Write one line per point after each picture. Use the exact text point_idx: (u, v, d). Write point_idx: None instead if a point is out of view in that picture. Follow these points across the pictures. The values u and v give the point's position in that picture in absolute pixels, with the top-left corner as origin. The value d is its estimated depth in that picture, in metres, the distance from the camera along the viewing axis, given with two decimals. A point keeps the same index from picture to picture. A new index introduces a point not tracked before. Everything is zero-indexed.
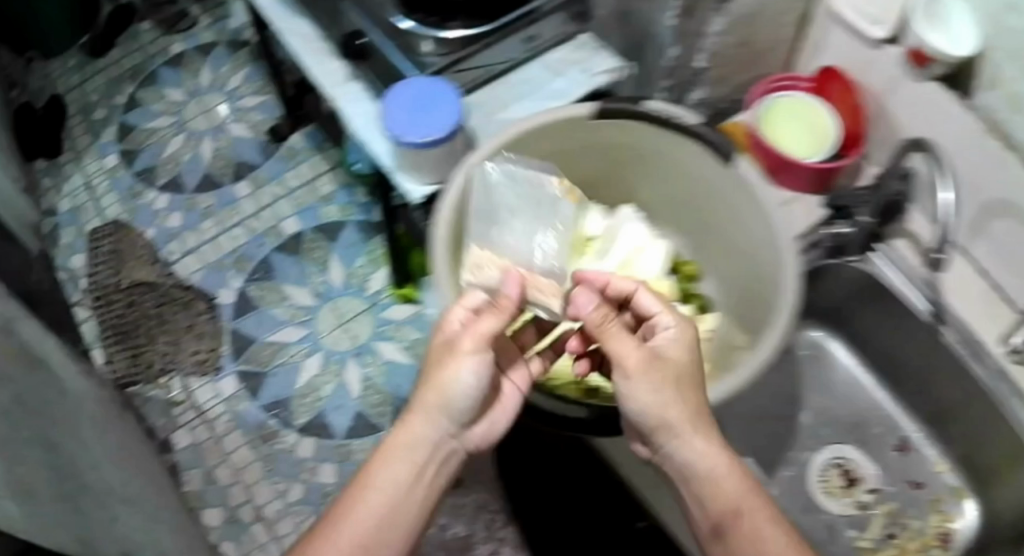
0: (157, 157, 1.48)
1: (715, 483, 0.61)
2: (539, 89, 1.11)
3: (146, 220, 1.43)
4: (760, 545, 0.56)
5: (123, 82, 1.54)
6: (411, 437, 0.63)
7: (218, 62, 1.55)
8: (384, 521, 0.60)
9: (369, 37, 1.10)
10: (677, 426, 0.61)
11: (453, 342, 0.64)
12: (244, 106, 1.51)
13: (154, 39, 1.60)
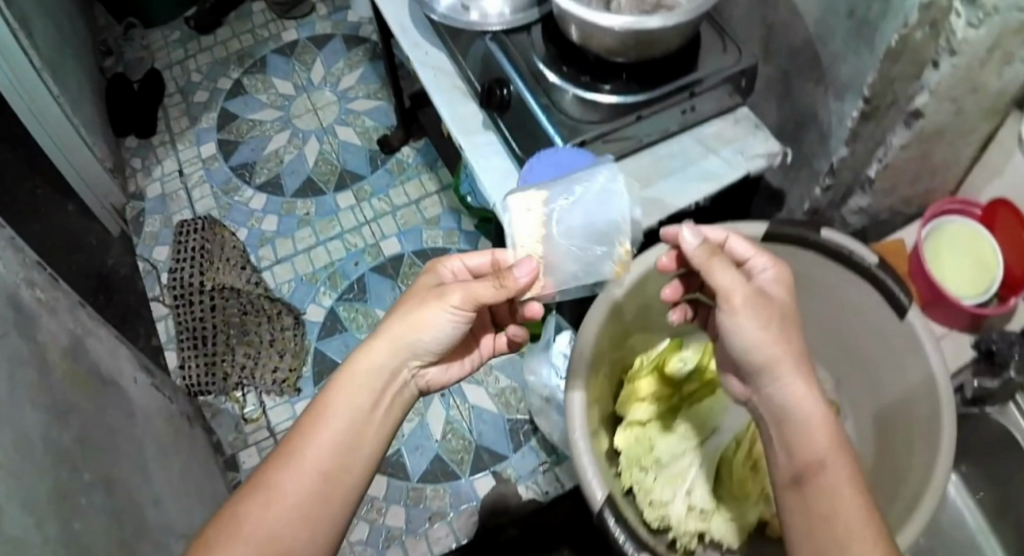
0: (259, 152, 1.45)
1: (806, 434, 0.59)
2: (690, 168, 1.04)
3: (239, 219, 1.39)
4: (833, 506, 0.56)
5: (229, 65, 1.56)
6: (370, 365, 0.69)
7: (331, 60, 1.54)
8: (353, 434, 0.65)
9: (515, 87, 1.02)
10: (778, 368, 0.60)
11: (430, 293, 0.70)
12: (355, 110, 1.48)
13: (265, 23, 1.60)
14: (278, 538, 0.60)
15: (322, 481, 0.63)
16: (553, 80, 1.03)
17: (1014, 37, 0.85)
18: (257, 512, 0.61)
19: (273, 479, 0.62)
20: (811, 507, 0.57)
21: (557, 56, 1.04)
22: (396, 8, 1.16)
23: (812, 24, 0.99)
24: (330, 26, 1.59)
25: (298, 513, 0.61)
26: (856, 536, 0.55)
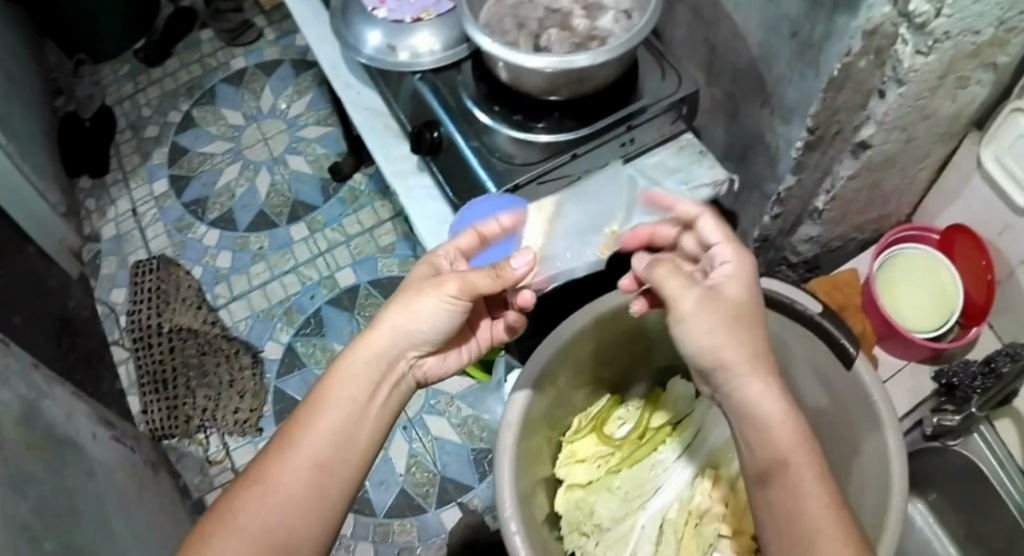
0: (210, 187, 1.52)
1: (763, 431, 0.57)
2: (632, 202, 0.98)
3: (194, 257, 1.45)
4: (794, 504, 0.54)
5: (179, 97, 1.61)
6: (367, 356, 0.66)
7: (279, 87, 1.59)
8: (348, 429, 0.63)
9: (444, 129, 0.98)
10: (731, 365, 0.58)
11: (431, 279, 0.68)
12: (306, 137, 1.54)
13: (213, 51, 1.66)
14: (271, 532, 0.58)
15: (317, 475, 0.61)
16: (483, 121, 0.98)
17: (966, 59, 0.77)
18: (250, 506, 0.59)
19: (268, 471, 0.60)
20: (772, 503, 0.55)
21: (489, 94, 0.99)
22: (324, 47, 1.13)
23: (754, 44, 0.92)
24: (278, 51, 1.64)
25: (294, 506, 0.59)
26: (825, 534, 0.52)
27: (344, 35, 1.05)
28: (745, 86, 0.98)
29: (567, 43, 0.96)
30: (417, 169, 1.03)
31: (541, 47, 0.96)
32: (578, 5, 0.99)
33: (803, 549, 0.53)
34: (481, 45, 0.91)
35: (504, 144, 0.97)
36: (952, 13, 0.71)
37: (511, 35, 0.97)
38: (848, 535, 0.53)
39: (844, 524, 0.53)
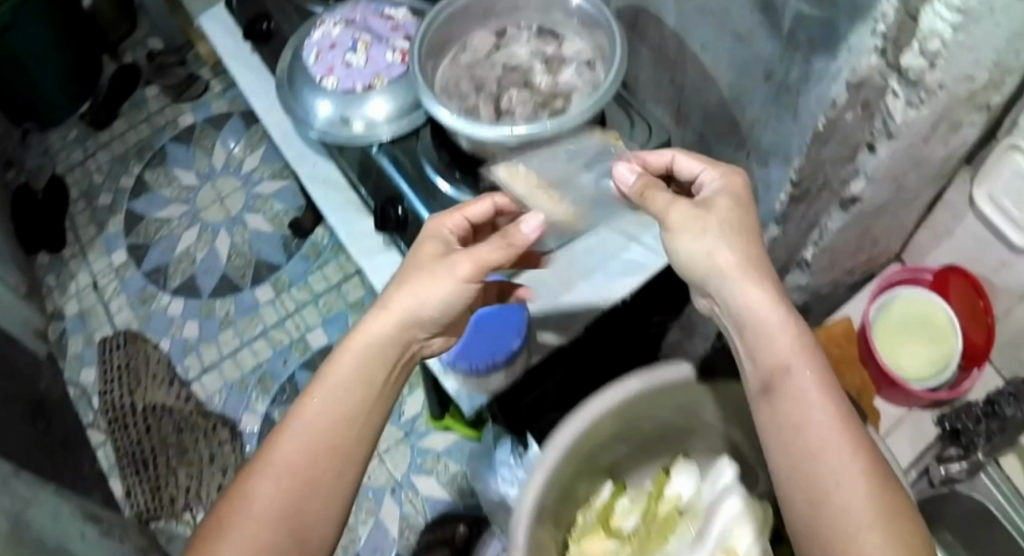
0: (170, 254, 1.52)
1: (770, 336, 0.57)
2: (612, 261, 0.95)
3: (160, 329, 1.46)
4: (799, 410, 0.54)
5: (129, 160, 1.60)
6: (368, 339, 0.63)
7: (231, 142, 1.60)
8: (360, 405, 0.60)
9: (406, 204, 0.91)
10: (728, 282, 0.59)
11: (426, 241, 0.69)
12: (263, 194, 1.55)
13: (160, 108, 1.65)
14: (282, 518, 0.56)
15: (307, 468, 0.57)
16: (444, 192, 0.90)
17: (963, 105, 0.72)
18: (243, 501, 0.56)
19: (276, 458, 0.58)
20: (779, 411, 0.55)
21: (451, 160, 0.92)
22: (275, 115, 1.06)
23: (724, 85, 0.88)
24: (226, 103, 1.65)
25: (282, 501, 0.56)
26: (836, 458, 0.52)
27: (295, 111, 0.98)
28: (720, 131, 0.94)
29: (530, 103, 0.89)
30: (385, 245, 0.96)
31: (503, 111, 0.89)
32: (539, 59, 0.93)
33: (815, 475, 0.52)
34: (437, 118, 0.84)
35: None
36: (945, 64, 0.66)
37: (469, 98, 0.90)
38: (861, 456, 0.52)
39: (855, 448, 0.52)
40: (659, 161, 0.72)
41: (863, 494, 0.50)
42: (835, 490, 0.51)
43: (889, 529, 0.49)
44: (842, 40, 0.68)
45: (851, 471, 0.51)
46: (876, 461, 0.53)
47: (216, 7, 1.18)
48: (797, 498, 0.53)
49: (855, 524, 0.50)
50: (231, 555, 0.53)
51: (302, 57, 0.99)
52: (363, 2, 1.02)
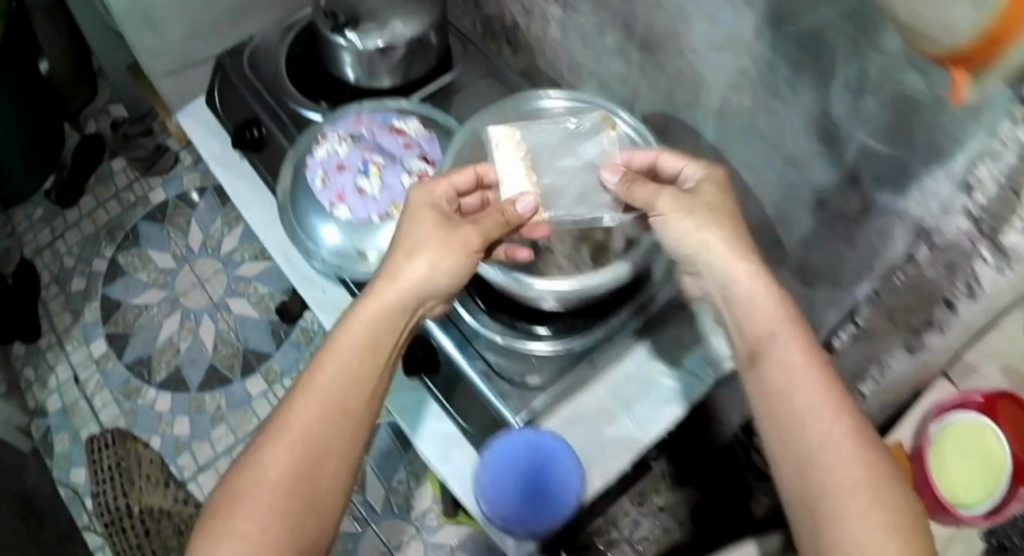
0: (152, 343, 1.54)
1: (751, 307, 0.59)
2: (650, 392, 0.91)
3: (148, 425, 1.47)
4: (790, 378, 0.54)
5: (101, 241, 1.62)
6: (367, 317, 0.62)
7: (207, 221, 1.63)
8: (347, 386, 0.59)
9: (436, 342, 0.85)
10: (751, 308, 0.59)
11: (414, 210, 0.69)
12: (245, 276, 1.58)
13: (128, 183, 1.66)
14: (272, 526, 0.54)
15: (306, 454, 0.56)
16: (483, 334, 0.85)
17: None
18: (241, 497, 0.55)
19: (263, 456, 0.56)
20: (768, 379, 0.55)
21: (486, 297, 0.87)
22: (272, 231, 0.98)
23: (769, 206, 0.86)
24: (198, 177, 1.67)
25: (281, 492, 0.55)
26: (825, 436, 0.52)
27: (304, 243, 0.88)
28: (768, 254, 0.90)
29: (568, 238, 0.83)
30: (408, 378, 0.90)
31: (541, 248, 0.83)
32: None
33: (806, 455, 0.52)
34: (482, 273, 0.80)
35: (511, 357, 0.85)
36: None
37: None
38: (853, 437, 0.52)
39: (851, 430, 0.52)
40: (644, 159, 0.75)
41: (853, 479, 0.50)
42: (825, 467, 0.51)
43: (880, 510, 0.49)
44: (915, 179, 0.68)
45: (842, 451, 0.51)
46: (874, 437, 0.52)
47: (193, 104, 1.10)
48: (794, 479, 0.53)
49: (842, 508, 0.50)
50: (233, 553, 0.53)
51: (307, 181, 0.90)
52: (369, 113, 0.93)
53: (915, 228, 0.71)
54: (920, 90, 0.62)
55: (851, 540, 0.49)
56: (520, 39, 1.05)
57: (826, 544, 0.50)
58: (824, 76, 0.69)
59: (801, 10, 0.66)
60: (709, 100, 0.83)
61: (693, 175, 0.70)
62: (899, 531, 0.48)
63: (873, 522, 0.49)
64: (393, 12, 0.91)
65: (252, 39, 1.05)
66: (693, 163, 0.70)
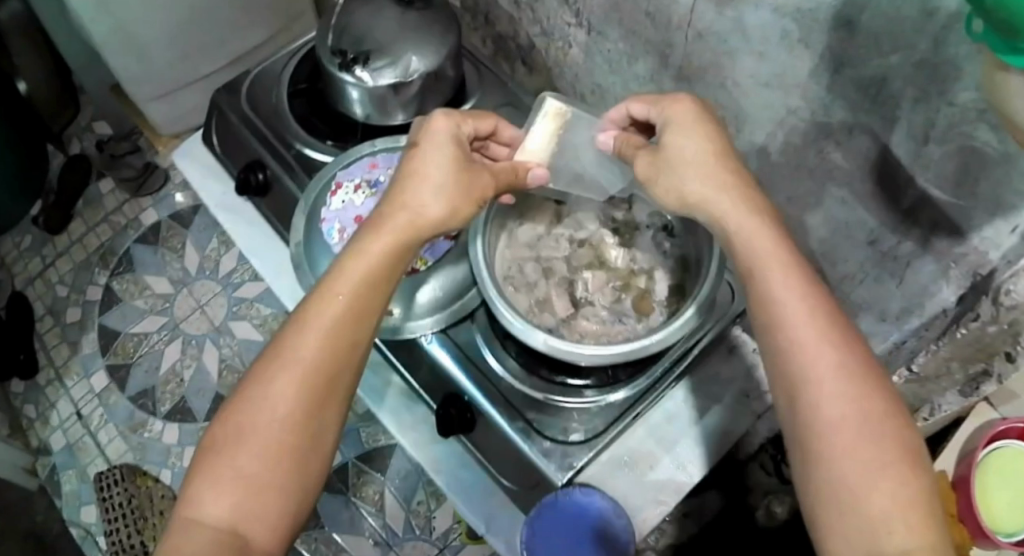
0: (154, 374, 1.44)
1: (753, 253, 0.58)
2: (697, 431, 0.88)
3: (157, 460, 1.38)
4: (782, 317, 0.55)
5: (94, 268, 1.53)
6: (366, 259, 0.62)
7: (202, 239, 1.52)
8: (341, 332, 0.60)
9: (471, 397, 0.83)
10: (761, 270, 0.57)
11: (423, 137, 0.67)
12: (244, 298, 1.47)
13: (118, 206, 1.57)
14: (258, 464, 0.55)
15: (306, 396, 0.57)
16: (523, 392, 0.83)
17: None
18: (240, 435, 0.56)
19: (252, 397, 0.57)
20: (769, 312, 0.56)
21: (523, 352, 0.84)
22: (282, 279, 0.95)
23: (814, 240, 0.82)
24: (191, 195, 1.56)
25: (280, 431, 0.56)
26: (823, 386, 0.53)
27: None
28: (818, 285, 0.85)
29: (607, 288, 0.81)
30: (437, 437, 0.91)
31: (580, 300, 0.81)
32: (608, 227, 0.83)
33: (807, 408, 0.53)
34: (528, 341, 0.73)
35: (550, 410, 0.83)
36: None
37: (538, 286, 0.81)
38: (850, 385, 0.52)
39: (848, 379, 0.52)
40: (622, 114, 0.72)
41: (849, 430, 0.51)
42: (823, 421, 0.52)
43: (876, 456, 0.50)
44: (976, 227, 0.65)
45: (843, 405, 0.52)
46: (871, 384, 0.53)
47: (189, 140, 1.05)
48: (792, 431, 0.54)
49: (841, 459, 0.51)
50: (231, 492, 0.54)
51: (322, 234, 0.86)
52: (385, 155, 0.88)
53: (972, 272, 0.68)
54: (989, 144, 0.59)
55: (848, 488, 0.50)
56: (536, 57, 1.01)
57: (826, 494, 0.51)
58: (885, 120, 0.65)
59: (865, 55, 0.63)
60: (751, 135, 0.80)
61: (657, 121, 0.67)
62: (895, 477, 0.49)
63: (868, 469, 0.50)
64: (407, 45, 0.86)
65: (252, 69, 0.99)
66: (653, 105, 0.67)
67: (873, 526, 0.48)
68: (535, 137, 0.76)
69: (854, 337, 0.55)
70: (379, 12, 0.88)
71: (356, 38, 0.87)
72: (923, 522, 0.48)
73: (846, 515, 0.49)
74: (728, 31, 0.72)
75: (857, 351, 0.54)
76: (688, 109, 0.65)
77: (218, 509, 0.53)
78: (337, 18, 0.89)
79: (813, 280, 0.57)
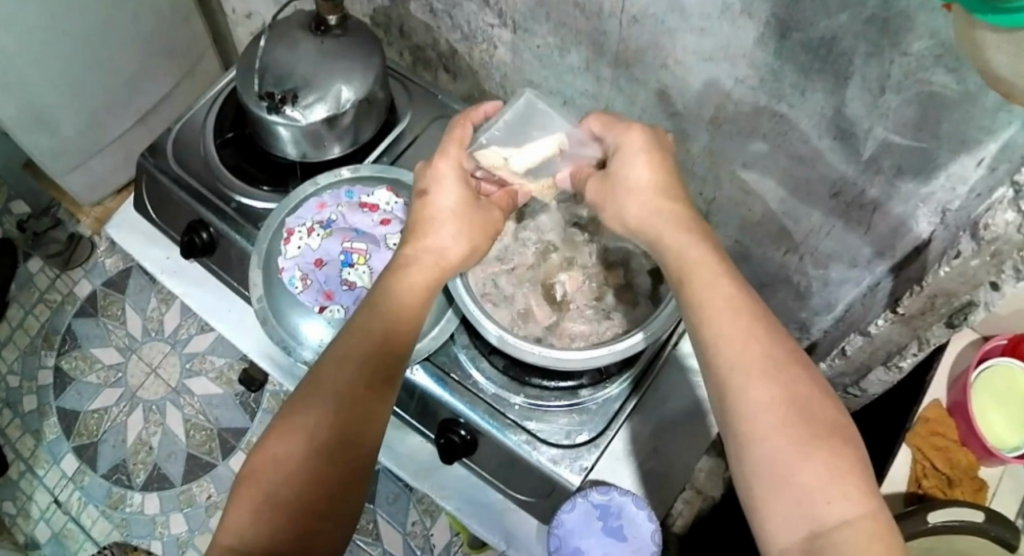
0: (122, 447, 1.37)
1: (681, 257, 0.60)
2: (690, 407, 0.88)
3: (144, 533, 1.32)
4: (705, 308, 0.55)
5: (40, 352, 1.45)
6: (388, 292, 0.63)
7: (143, 303, 1.47)
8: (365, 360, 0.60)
9: (467, 419, 0.81)
10: (689, 281, 0.58)
11: (426, 171, 0.69)
12: (197, 351, 1.43)
13: (50, 283, 1.49)
14: (282, 489, 0.55)
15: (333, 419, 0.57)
16: (520, 403, 0.81)
17: None
18: (268, 462, 0.56)
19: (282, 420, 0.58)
20: (698, 296, 0.56)
21: (510, 364, 0.82)
22: (248, 333, 0.95)
23: (774, 201, 0.84)
24: (120, 257, 1.50)
25: (305, 457, 0.56)
26: (750, 372, 0.52)
27: (296, 350, 0.83)
28: (779, 233, 0.88)
29: (586, 286, 0.81)
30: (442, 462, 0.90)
31: (563, 302, 0.81)
32: (573, 226, 0.84)
33: (733, 398, 0.52)
34: (522, 356, 0.73)
35: (550, 417, 0.81)
36: None
37: (516, 298, 0.80)
38: (776, 369, 0.52)
39: (772, 365, 0.52)
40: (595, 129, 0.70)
41: (781, 412, 0.50)
42: (748, 406, 0.51)
43: (801, 431, 0.49)
44: (941, 167, 0.66)
45: (768, 387, 0.51)
46: (792, 364, 0.52)
47: (119, 212, 1.04)
48: (724, 420, 0.53)
49: (767, 440, 0.50)
50: (258, 513, 0.54)
51: (284, 285, 0.83)
52: (331, 194, 0.87)
53: (940, 209, 0.70)
54: (948, 86, 0.59)
55: (781, 462, 0.49)
56: (460, 63, 1.00)
57: (758, 475, 0.50)
58: (839, 77, 0.65)
59: (813, 19, 0.61)
60: (700, 109, 0.80)
61: (611, 145, 0.68)
62: (823, 449, 0.49)
63: (795, 446, 0.49)
64: (334, 76, 0.84)
65: (171, 127, 0.95)
66: (610, 130, 0.68)
67: (812, 499, 0.47)
68: (528, 151, 0.76)
69: (777, 328, 0.55)
70: (295, 45, 0.85)
71: (278, 78, 0.84)
72: (858, 488, 0.48)
73: (780, 493, 0.48)
74: (665, 12, 0.71)
75: (777, 338, 0.54)
76: (640, 137, 0.66)
77: (247, 529, 0.53)
78: (260, 59, 0.86)
79: (735, 281, 0.57)
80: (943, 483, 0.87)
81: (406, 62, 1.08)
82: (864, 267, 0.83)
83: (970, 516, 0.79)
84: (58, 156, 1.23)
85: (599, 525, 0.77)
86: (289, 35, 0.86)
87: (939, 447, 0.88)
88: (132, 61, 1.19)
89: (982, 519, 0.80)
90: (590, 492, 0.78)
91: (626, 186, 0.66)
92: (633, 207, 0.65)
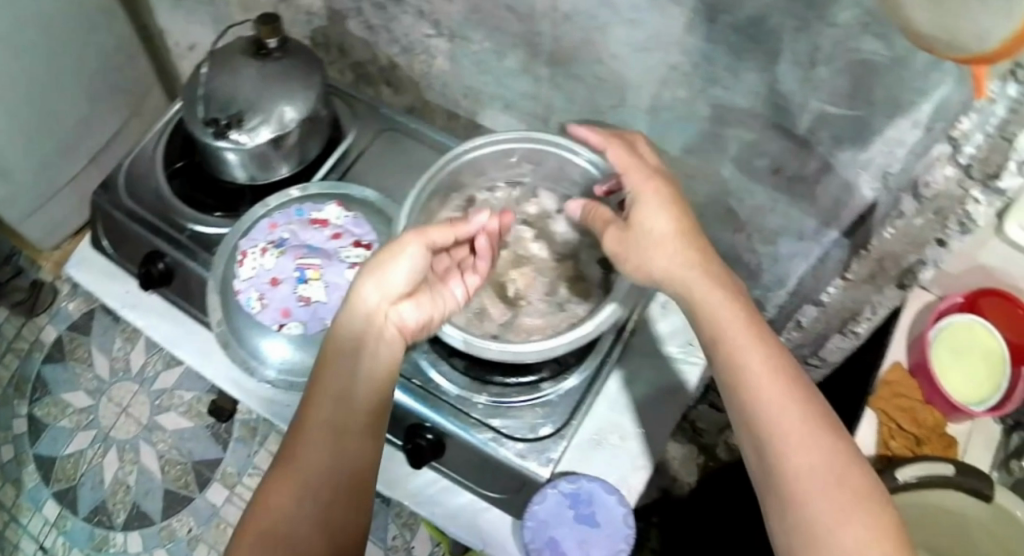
0: (101, 488, 1.36)
1: (711, 311, 0.58)
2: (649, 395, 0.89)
3: None
4: (740, 365, 0.55)
5: (12, 401, 1.43)
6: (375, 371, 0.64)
7: (106, 343, 1.47)
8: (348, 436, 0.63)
9: (433, 422, 0.82)
10: (725, 340, 0.56)
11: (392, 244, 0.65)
12: (165, 388, 1.43)
13: (17, 331, 1.48)
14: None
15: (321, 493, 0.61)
16: (484, 402, 0.81)
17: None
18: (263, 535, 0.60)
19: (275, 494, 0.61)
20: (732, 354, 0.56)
21: (472, 364, 0.83)
22: (211, 359, 0.95)
23: (717, 183, 0.85)
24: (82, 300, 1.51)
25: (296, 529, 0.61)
26: (790, 436, 0.52)
27: (260, 369, 0.84)
28: (723, 215, 0.89)
29: (537, 282, 0.82)
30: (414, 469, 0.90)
31: (516, 299, 0.81)
32: (522, 224, 0.85)
33: (771, 459, 0.52)
34: (480, 353, 0.74)
35: (514, 413, 0.82)
36: None
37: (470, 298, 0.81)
38: (815, 432, 0.51)
39: (809, 426, 0.52)
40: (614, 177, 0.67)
41: (822, 479, 0.50)
42: (781, 467, 0.51)
43: (845, 498, 0.49)
44: (877, 133, 0.69)
45: (810, 453, 0.51)
46: (827, 426, 0.52)
47: (78, 250, 1.03)
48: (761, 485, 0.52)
49: (812, 503, 0.50)
50: None
51: (241, 306, 0.84)
52: (282, 213, 0.88)
53: (881, 174, 0.73)
54: (879, 53, 0.61)
55: (821, 528, 0.49)
56: (401, 76, 1.01)
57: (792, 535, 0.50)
58: (770, 55, 0.66)
59: (737, 1, 0.63)
60: (638, 99, 0.81)
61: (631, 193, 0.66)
62: (867, 518, 0.49)
63: (835, 510, 0.49)
64: (277, 97, 0.85)
65: (122, 162, 0.95)
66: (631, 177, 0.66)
67: None
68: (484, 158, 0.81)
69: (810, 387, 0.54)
70: (238, 71, 0.86)
71: (222, 103, 0.85)
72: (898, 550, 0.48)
73: None
74: (597, 6, 0.72)
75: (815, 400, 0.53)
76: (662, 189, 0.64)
77: None
78: (203, 85, 0.86)
79: (768, 339, 0.56)
80: (910, 442, 0.88)
81: (348, 80, 1.09)
82: (812, 239, 0.84)
83: (940, 470, 0.82)
84: (15, 202, 1.23)
85: (571, 513, 0.77)
86: (232, 61, 0.87)
87: (905, 408, 0.89)
88: (80, 101, 1.19)
89: (953, 472, 0.82)
90: (560, 480, 0.79)
91: (649, 237, 0.63)
92: (660, 259, 0.62)
